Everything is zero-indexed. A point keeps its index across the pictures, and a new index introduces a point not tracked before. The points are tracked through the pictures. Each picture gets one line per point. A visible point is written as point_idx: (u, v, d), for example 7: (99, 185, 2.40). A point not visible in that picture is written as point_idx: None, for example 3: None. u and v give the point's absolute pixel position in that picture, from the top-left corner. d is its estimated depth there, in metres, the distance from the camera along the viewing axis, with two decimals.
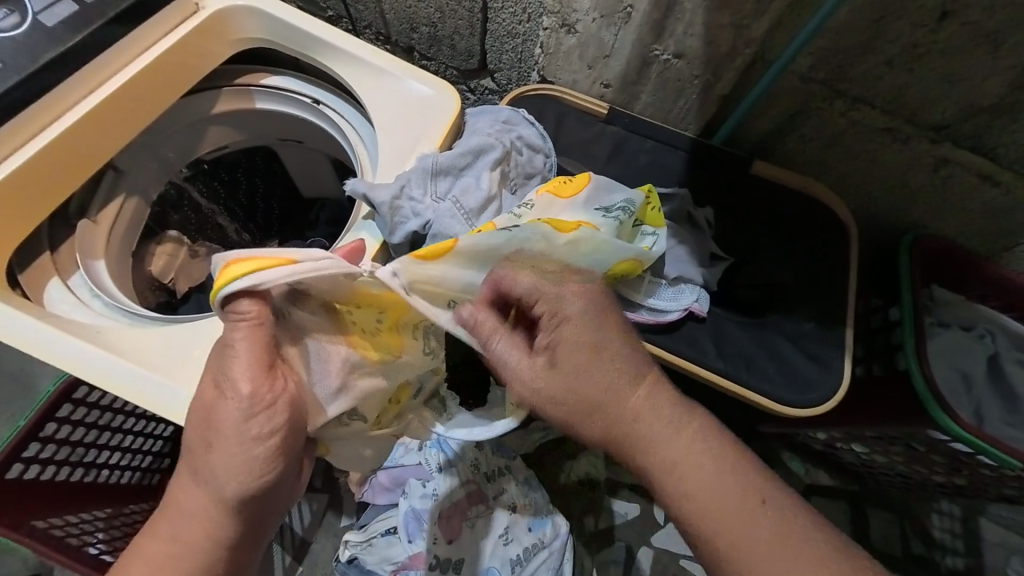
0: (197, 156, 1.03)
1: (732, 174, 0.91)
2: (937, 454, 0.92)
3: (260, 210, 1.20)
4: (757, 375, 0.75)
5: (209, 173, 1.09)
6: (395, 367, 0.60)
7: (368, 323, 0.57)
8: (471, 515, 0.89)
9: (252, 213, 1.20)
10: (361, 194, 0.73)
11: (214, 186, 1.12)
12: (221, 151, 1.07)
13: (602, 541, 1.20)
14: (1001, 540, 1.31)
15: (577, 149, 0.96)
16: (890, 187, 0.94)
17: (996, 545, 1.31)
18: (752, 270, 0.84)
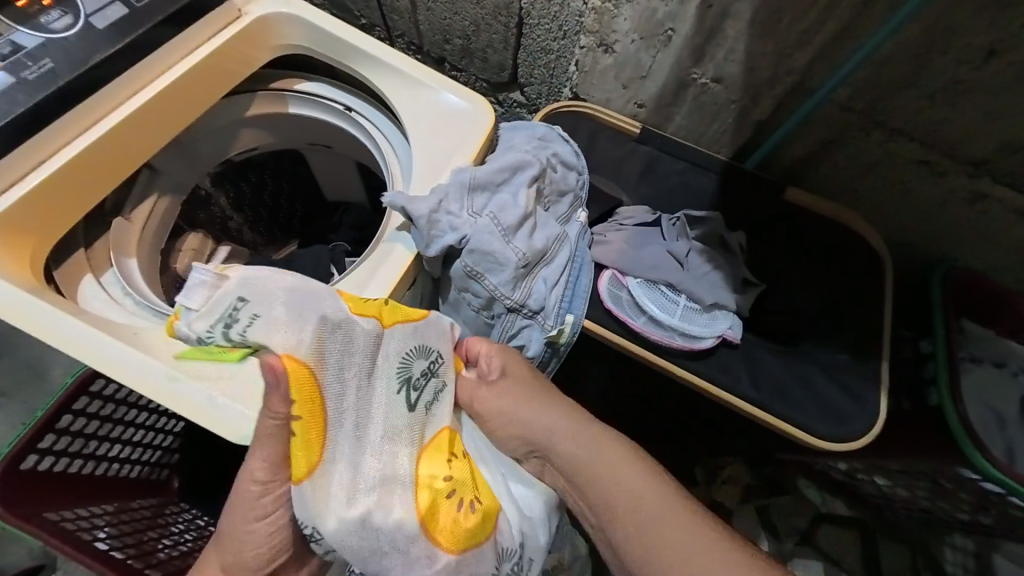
0: (227, 158, 1.04)
1: (766, 197, 0.91)
2: (965, 491, 0.90)
3: (284, 211, 1.21)
4: (794, 408, 0.73)
5: (236, 174, 1.10)
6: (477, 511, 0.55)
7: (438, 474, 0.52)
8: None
9: (275, 214, 1.21)
10: (398, 207, 0.72)
11: (242, 187, 1.13)
12: (251, 153, 1.08)
13: None
14: None
15: (608, 167, 0.96)
16: (923, 220, 0.93)
17: None
18: (783, 299, 0.83)
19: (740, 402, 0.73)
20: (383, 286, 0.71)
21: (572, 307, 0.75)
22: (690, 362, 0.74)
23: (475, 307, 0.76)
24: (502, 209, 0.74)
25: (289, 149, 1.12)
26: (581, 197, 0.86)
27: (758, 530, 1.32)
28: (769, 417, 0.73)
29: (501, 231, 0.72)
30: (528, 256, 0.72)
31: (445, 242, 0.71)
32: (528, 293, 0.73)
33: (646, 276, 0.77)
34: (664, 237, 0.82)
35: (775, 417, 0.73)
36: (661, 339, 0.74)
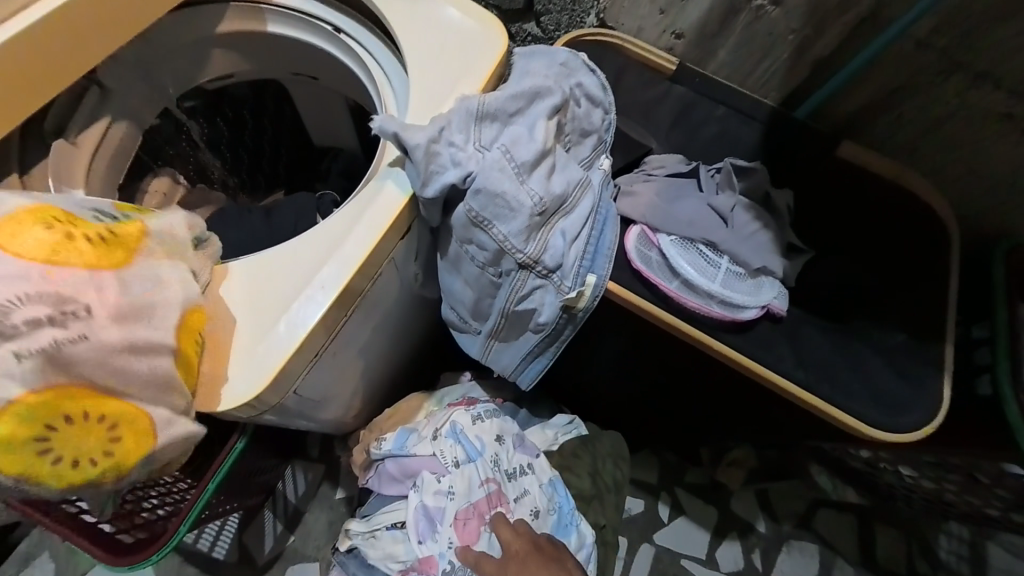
0: (198, 86, 0.91)
1: (818, 151, 0.79)
2: (1001, 487, 0.83)
3: (268, 158, 1.08)
4: (840, 391, 0.64)
5: (212, 107, 0.96)
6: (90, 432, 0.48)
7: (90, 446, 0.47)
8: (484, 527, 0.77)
9: (257, 159, 1.08)
10: (391, 134, 0.60)
11: (217, 124, 0.98)
12: (225, 82, 0.93)
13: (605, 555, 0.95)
14: (1009, 568, 1.24)
15: (637, 110, 0.83)
16: (993, 187, 0.81)
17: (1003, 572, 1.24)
18: (831, 269, 0.72)
19: (781, 382, 0.63)
20: (373, 230, 0.60)
21: (593, 265, 0.64)
22: (727, 337, 0.64)
23: (479, 263, 0.64)
24: (515, 143, 0.61)
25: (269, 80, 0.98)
26: (606, 141, 0.73)
27: (759, 514, 1.27)
28: (816, 402, 0.63)
29: (513, 170, 0.60)
30: (544, 203, 0.61)
31: (446, 180, 0.59)
32: (543, 247, 0.62)
33: (682, 233, 0.66)
34: (702, 190, 0.70)
35: (819, 401, 0.63)
36: (694, 308, 0.64)
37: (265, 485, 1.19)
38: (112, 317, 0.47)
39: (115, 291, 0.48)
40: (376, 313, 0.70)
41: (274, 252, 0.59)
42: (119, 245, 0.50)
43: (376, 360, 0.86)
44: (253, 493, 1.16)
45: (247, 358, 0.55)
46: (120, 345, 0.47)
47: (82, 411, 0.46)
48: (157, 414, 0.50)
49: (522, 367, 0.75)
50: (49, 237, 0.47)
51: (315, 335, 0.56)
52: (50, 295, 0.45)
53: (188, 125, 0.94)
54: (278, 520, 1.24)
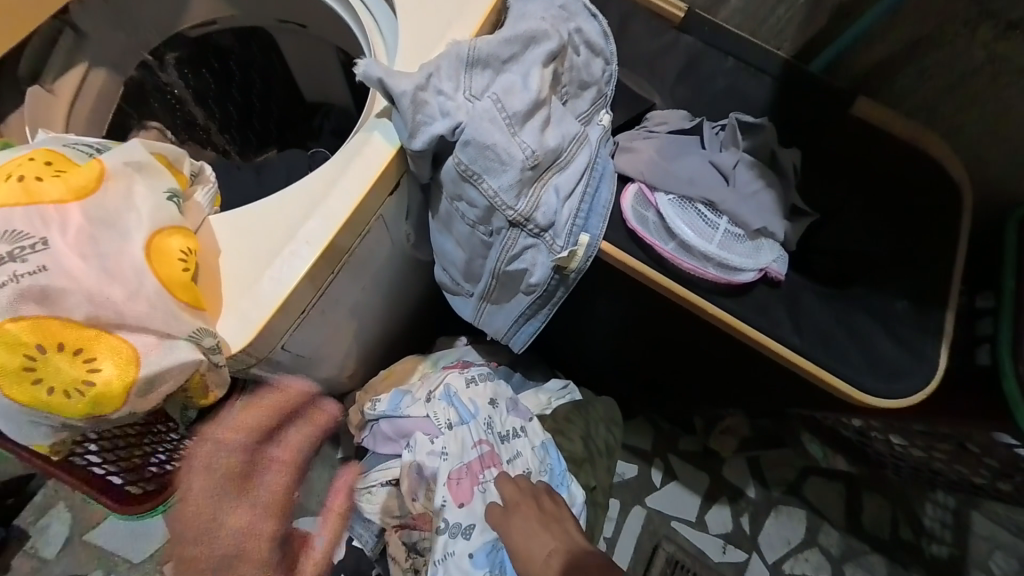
0: (180, 33, 0.88)
1: (829, 110, 0.75)
2: (989, 456, 0.84)
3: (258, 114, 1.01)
4: (834, 357, 0.63)
5: (198, 57, 0.92)
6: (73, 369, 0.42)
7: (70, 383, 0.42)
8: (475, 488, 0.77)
9: (247, 117, 1.00)
10: (375, 80, 0.57)
11: (203, 75, 0.93)
12: (209, 28, 0.90)
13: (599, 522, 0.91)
14: (990, 536, 1.27)
15: (641, 62, 0.79)
16: (1012, 150, 0.77)
17: (984, 539, 1.27)
18: (834, 234, 0.70)
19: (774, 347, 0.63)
20: (359, 183, 0.57)
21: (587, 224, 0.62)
22: (725, 300, 0.63)
23: (470, 221, 0.62)
24: (508, 92, 0.58)
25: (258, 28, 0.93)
26: (606, 94, 0.70)
27: (749, 480, 1.30)
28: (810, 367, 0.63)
29: (504, 122, 0.57)
30: (537, 156, 0.58)
31: (434, 130, 0.56)
32: (536, 204, 0.59)
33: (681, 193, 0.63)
34: (706, 148, 0.67)
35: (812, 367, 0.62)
36: (691, 271, 0.62)
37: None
38: (76, 244, 0.43)
39: (82, 221, 0.43)
40: (367, 273, 0.68)
41: (270, 199, 0.57)
42: (81, 177, 0.45)
43: (371, 321, 0.86)
44: None
45: (226, 312, 0.52)
46: (93, 274, 0.43)
47: (54, 343, 0.41)
48: (142, 339, 0.44)
49: (515, 330, 0.74)
50: (18, 184, 0.43)
51: (300, 291, 0.54)
52: (5, 233, 0.41)
53: (170, 76, 0.90)
54: None
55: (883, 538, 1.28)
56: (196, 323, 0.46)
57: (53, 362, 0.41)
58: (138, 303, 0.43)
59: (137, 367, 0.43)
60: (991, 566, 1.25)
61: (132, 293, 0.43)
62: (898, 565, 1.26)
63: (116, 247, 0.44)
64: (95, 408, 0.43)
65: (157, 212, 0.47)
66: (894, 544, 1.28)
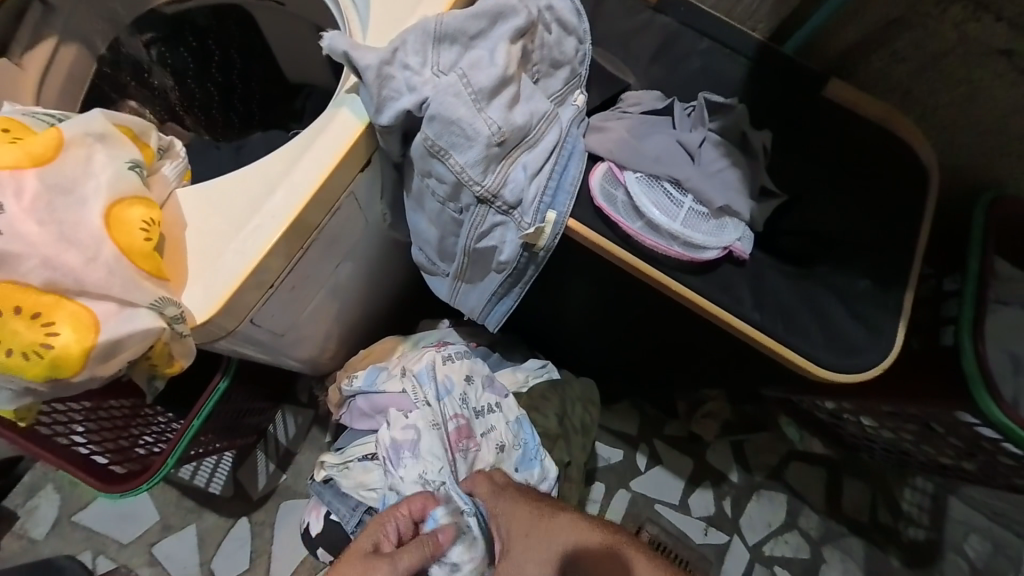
0: (153, 9, 0.88)
1: (803, 92, 0.76)
2: (954, 436, 0.86)
3: (239, 93, 0.97)
4: (797, 334, 0.64)
5: (175, 35, 0.91)
6: (34, 333, 0.44)
7: (30, 345, 0.44)
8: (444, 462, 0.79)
9: (229, 96, 0.97)
10: (341, 54, 0.57)
11: (181, 54, 0.92)
12: (183, 5, 0.90)
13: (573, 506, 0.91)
14: (963, 518, 1.30)
15: (618, 41, 0.78)
16: (983, 134, 0.77)
17: (957, 521, 1.30)
18: (804, 214, 0.70)
19: (738, 325, 0.64)
20: (326, 158, 0.57)
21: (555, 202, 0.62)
22: (690, 277, 0.63)
23: (440, 198, 0.63)
24: (474, 68, 0.58)
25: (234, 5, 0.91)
26: (580, 73, 0.70)
27: (731, 463, 1.33)
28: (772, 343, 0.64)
29: (470, 97, 0.57)
30: (504, 132, 0.58)
31: (401, 105, 0.56)
32: (503, 180, 0.60)
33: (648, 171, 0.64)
34: (675, 127, 0.68)
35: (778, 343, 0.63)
36: (657, 249, 0.63)
37: (255, 427, 1.23)
38: (32, 210, 0.44)
39: (37, 187, 0.45)
40: (341, 251, 0.69)
41: (238, 174, 0.57)
42: (40, 143, 0.46)
43: (351, 301, 0.87)
44: (243, 433, 1.20)
45: (191, 284, 0.52)
46: (50, 238, 0.44)
47: (13, 305, 0.44)
48: (101, 305, 0.46)
49: (489, 308, 0.74)
50: None
51: (267, 264, 0.54)
52: None
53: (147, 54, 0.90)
54: (269, 460, 1.28)
55: (860, 520, 1.31)
56: (157, 292, 0.47)
57: (12, 324, 0.44)
58: (95, 269, 0.45)
59: (96, 332, 0.45)
60: (963, 547, 1.29)
61: (90, 259, 0.45)
62: (875, 547, 1.30)
63: (73, 214, 0.46)
64: (53, 371, 0.45)
65: (118, 181, 0.48)
66: (871, 526, 1.31)
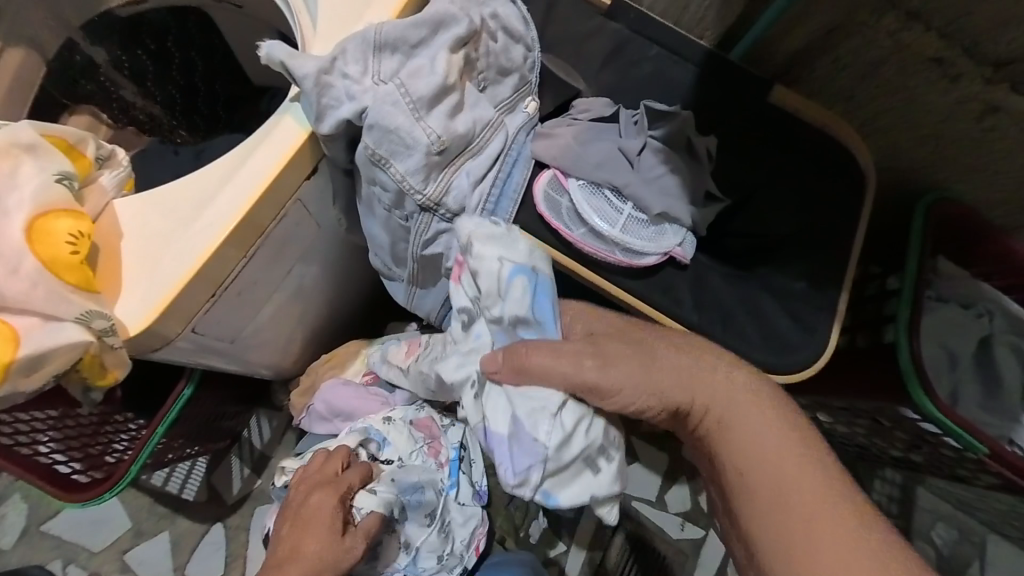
0: (108, 10, 0.88)
1: (750, 97, 0.77)
2: (902, 430, 0.88)
3: (201, 95, 0.95)
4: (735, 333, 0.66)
5: (131, 37, 0.90)
6: None
7: None
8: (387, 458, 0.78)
9: (192, 97, 0.95)
10: (279, 63, 0.57)
11: (139, 56, 0.90)
12: (140, 7, 0.89)
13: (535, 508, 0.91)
14: (931, 507, 1.31)
15: (570, 46, 0.79)
16: (923, 137, 0.79)
17: (925, 510, 1.31)
18: (748, 218, 0.73)
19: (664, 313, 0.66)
20: (267, 167, 0.57)
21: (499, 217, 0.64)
22: (630, 281, 0.66)
23: (385, 205, 0.63)
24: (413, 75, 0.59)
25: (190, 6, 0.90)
26: (528, 80, 0.70)
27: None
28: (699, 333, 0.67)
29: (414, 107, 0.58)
30: (444, 140, 0.59)
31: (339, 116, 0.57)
32: (446, 187, 0.62)
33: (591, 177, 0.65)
34: (620, 134, 0.69)
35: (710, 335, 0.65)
36: (598, 254, 0.65)
37: (229, 431, 1.23)
38: None
39: None
40: (291, 257, 0.68)
41: (178, 182, 0.57)
42: None
43: (312, 307, 0.87)
44: (215, 438, 1.19)
45: (125, 294, 0.52)
46: None
47: None
48: (24, 319, 0.48)
49: (444, 311, 0.76)
50: None
51: (204, 275, 0.55)
52: None
53: (101, 56, 0.89)
54: (244, 465, 1.27)
55: None
56: (85, 304, 0.49)
57: None
58: (17, 282, 0.47)
59: (17, 346, 0.48)
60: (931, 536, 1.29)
61: (11, 272, 0.47)
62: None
63: None
64: None
65: (42, 194, 0.50)
66: None
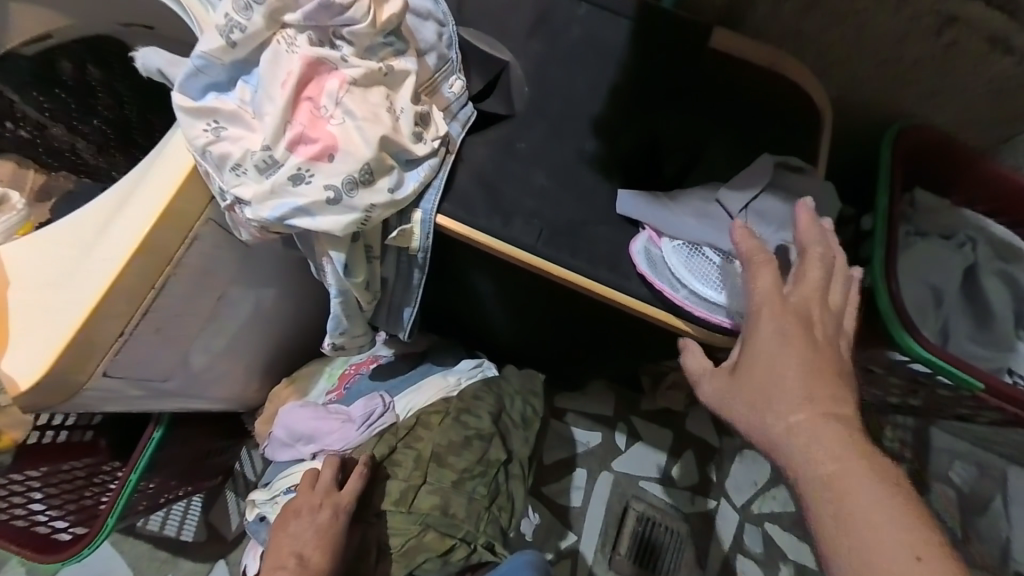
0: (11, 51, 0.80)
1: (689, 45, 0.72)
2: (895, 376, 0.83)
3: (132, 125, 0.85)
4: (709, 284, 0.58)
5: (42, 76, 0.81)
6: None
7: None
8: (343, 116, 0.49)
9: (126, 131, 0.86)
10: (158, 70, 0.52)
11: (57, 94, 0.82)
12: (44, 42, 0.80)
13: (517, 513, 0.83)
14: (949, 447, 1.18)
15: (491, 19, 0.73)
16: (882, 64, 0.74)
17: (943, 452, 1.18)
18: (702, 174, 0.67)
19: (590, 284, 0.60)
20: (155, 194, 0.52)
21: (406, 199, 0.53)
22: (575, 261, 0.60)
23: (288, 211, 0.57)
24: (276, 60, 0.49)
25: (105, 34, 0.81)
26: (448, 59, 0.64)
27: (709, 430, 1.22)
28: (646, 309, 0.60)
29: (278, 88, 0.48)
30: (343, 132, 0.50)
31: (193, 129, 0.48)
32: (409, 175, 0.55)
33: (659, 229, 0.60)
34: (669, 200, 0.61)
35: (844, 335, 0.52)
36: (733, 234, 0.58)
37: (220, 466, 1.10)
38: None
39: None
40: (214, 285, 0.63)
41: (65, 222, 0.54)
42: None
43: (268, 332, 0.82)
44: (210, 475, 1.07)
45: (12, 347, 0.50)
46: None
47: None
48: None
49: (395, 318, 0.67)
50: None
51: (97, 320, 0.51)
52: None
53: (18, 96, 0.81)
54: (241, 499, 1.13)
55: None
56: None
57: None
58: None
59: None
60: (951, 476, 1.17)
61: None
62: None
63: None
64: None
65: None
66: None
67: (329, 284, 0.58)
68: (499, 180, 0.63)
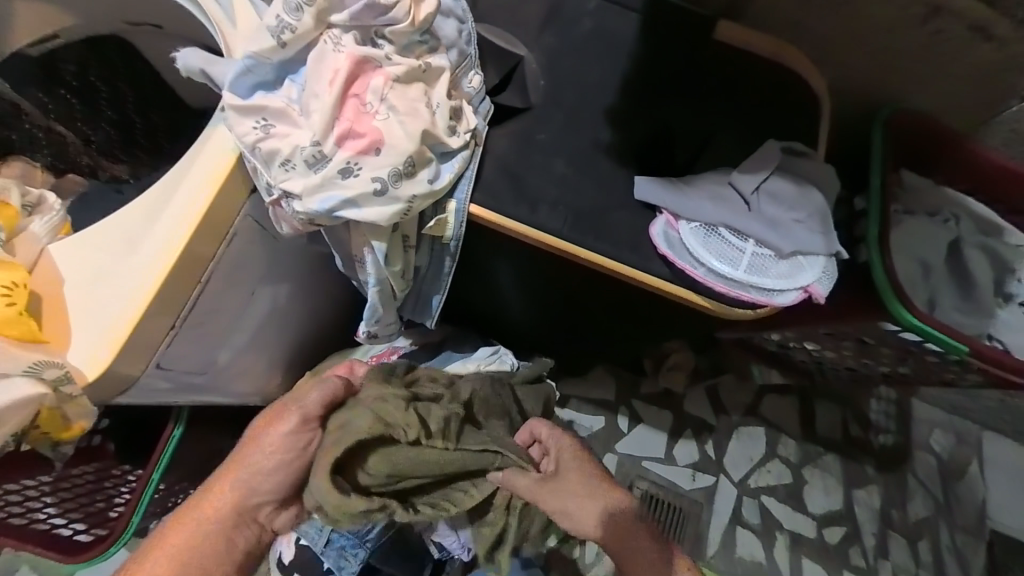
0: (18, 52, 0.79)
1: (695, 37, 0.75)
2: (887, 346, 0.89)
3: (139, 126, 0.84)
4: (725, 261, 0.62)
5: (47, 76, 0.81)
6: None
7: None
8: (386, 112, 0.52)
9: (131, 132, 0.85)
10: (198, 70, 0.54)
11: (63, 95, 0.82)
12: (52, 42, 0.80)
13: None
14: (929, 417, 1.26)
15: (505, 14, 0.76)
16: (874, 52, 0.79)
17: (923, 421, 1.26)
18: (712, 160, 0.72)
19: (612, 266, 0.65)
20: (199, 190, 0.54)
21: (443, 188, 0.55)
22: (600, 244, 0.64)
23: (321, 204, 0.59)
24: (322, 58, 0.51)
25: (111, 34, 0.81)
26: (469, 54, 0.67)
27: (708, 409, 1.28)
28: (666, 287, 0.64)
29: (324, 86, 0.51)
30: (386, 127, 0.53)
31: (241, 126, 0.50)
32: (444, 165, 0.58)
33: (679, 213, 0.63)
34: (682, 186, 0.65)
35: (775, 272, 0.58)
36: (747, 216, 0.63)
37: None
38: None
39: None
40: (249, 279, 0.65)
41: (110, 220, 0.55)
42: None
43: (292, 325, 0.83)
44: None
45: (72, 341, 0.52)
46: None
47: None
48: None
49: (425, 305, 0.70)
50: None
51: (150, 315, 0.53)
52: None
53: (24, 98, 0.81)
54: None
55: (834, 438, 1.25)
56: (33, 357, 0.50)
57: None
58: None
59: None
60: (930, 443, 1.25)
61: None
62: (850, 461, 1.24)
63: None
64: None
65: None
66: (845, 443, 1.25)
67: (368, 273, 0.61)
68: (523, 169, 0.67)
